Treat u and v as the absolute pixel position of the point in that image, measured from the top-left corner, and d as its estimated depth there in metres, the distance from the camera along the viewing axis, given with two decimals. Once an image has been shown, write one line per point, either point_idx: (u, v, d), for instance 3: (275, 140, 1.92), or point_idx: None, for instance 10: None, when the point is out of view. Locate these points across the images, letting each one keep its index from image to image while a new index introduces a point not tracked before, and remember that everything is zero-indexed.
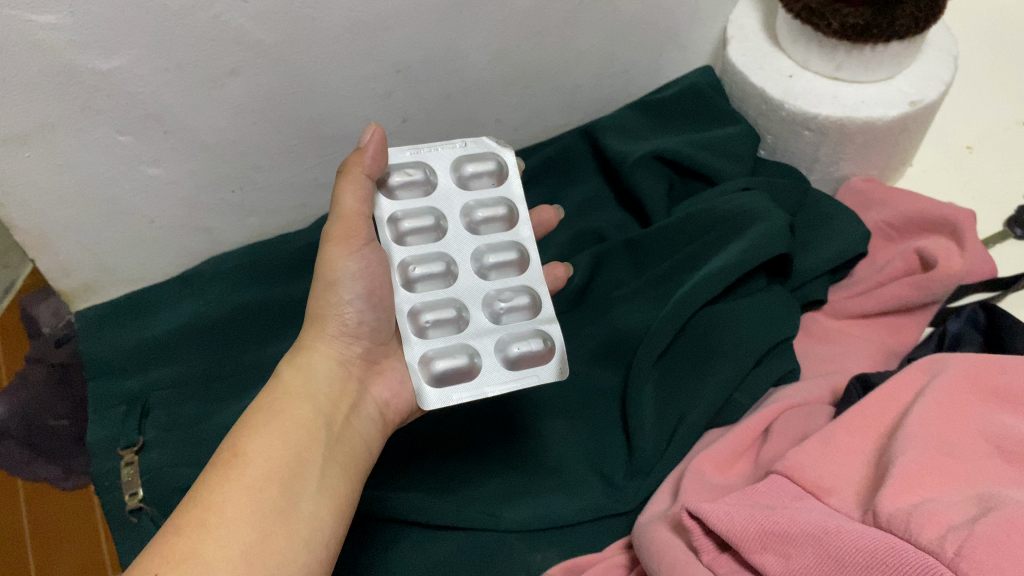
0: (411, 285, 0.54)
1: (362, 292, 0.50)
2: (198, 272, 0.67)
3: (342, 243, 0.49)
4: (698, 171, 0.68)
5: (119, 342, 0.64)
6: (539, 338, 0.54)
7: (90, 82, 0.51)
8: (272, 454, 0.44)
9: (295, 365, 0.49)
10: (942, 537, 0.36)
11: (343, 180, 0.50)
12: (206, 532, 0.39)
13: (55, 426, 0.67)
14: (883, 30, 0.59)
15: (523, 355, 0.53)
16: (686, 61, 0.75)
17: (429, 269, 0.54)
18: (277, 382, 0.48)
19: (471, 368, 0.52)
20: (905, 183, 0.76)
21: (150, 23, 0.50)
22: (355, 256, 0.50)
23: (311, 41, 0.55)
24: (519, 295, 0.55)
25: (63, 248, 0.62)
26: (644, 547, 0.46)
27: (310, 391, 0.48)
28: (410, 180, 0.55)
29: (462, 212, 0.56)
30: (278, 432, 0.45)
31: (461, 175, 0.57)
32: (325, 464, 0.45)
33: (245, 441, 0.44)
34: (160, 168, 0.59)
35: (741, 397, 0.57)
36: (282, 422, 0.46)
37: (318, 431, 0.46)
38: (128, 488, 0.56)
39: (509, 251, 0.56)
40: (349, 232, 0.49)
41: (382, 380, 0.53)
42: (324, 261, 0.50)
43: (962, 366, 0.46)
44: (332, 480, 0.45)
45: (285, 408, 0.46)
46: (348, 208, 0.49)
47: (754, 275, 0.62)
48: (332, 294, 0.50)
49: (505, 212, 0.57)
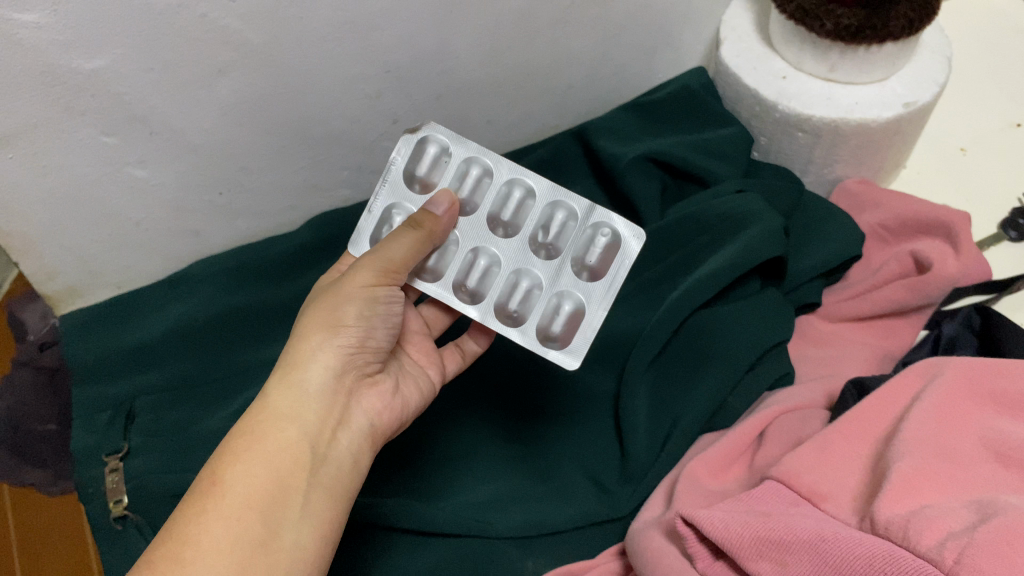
0: (474, 296, 0.55)
1: (381, 315, 0.50)
2: (187, 274, 0.66)
3: (380, 282, 0.50)
4: (690, 173, 0.67)
5: (105, 347, 0.63)
6: (601, 233, 0.54)
7: (74, 82, 0.50)
8: (252, 481, 0.42)
9: (286, 381, 0.46)
10: (942, 545, 0.35)
11: (403, 231, 0.50)
12: (181, 569, 0.38)
13: (42, 432, 0.66)
14: (877, 31, 0.59)
15: (603, 259, 0.54)
16: (679, 62, 0.74)
17: (477, 271, 0.55)
18: (263, 402, 0.46)
19: (577, 308, 0.53)
20: (899, 184, 0.76)
21: (135, 22, 0.49)
22: (380, 282, 0.49)
23: (298, 41, 0.55)
24: (552, 213, 0.54)
25: (47, 251, 0.61)
26: (639, 555, 0.45)
27: (300, 411, 0.46)
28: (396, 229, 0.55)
29: None
30: (259, 458, 0.43)
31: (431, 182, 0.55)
32: (310, 489, 0.44)
33: (224, 468, 0.42)
34: (146, 170, 0.58)
35: (735, 401, 0.57)
36: (266, 449, 0.44)
37: (303, 454, 0.44)
38: (112, 496, 0.55)
39: (511, 189, 0.55)
40: (387, 264, 0.50)
41: (373, 391, 0.51)
42: (350, 284, 0.49)
43: (959, 370, 0.45)
44: (317, 504, 0.44)
45: (270, 433, 0.44)
46: (399, 254, 0.50)
47: (748, 277, 0.61)
48: (349, 309, 0.48)
49: (478, 169, 0.55)
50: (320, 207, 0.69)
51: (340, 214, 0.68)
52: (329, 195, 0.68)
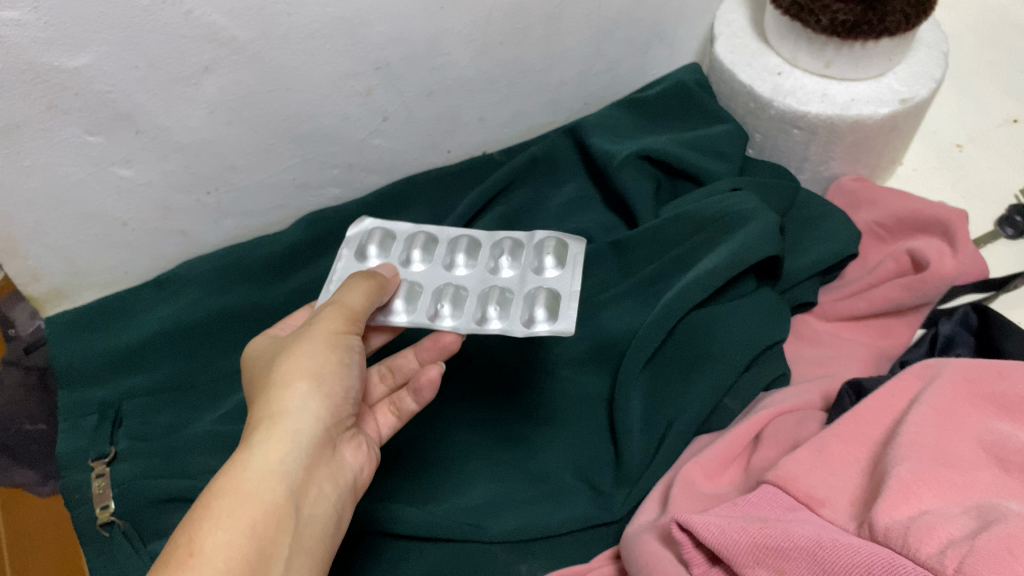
0: (528, 322, 0.52)
1: (359, 362, 0.48)
2: (174, 275, 0.65)
3: (345, 331, 0.47)
4: (685, 171, 0.66)
5: (91, 348, 0.62)
6: (503, 240, 0.58)
7: (56, 80, 0.49)
8: (234, 550, 0.36)
9: (270, 435, 0.42)
10: (942, 553, 0.34)
11: (352, 285, 0.50)
12: None
13: (31, 431, 0.63)
14: (873, 26, 0.58)
15: (556, 258, 0.56)
16: (672, 59, 0.73)
17: (498, 305, 0.54)
18: (248, 455, 0.41)
19: (553, 295, 0.53)
20: (894, 181, 0.75)
21: (118, 19, 0.48)
22: (352, 333, 0.48)
23: (286, 38, 0.54)
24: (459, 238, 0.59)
25: (32, 252, 0.60)
26: (633, 559, 0.44)
27: (287, 467, 0.41)
28: (448, 301, 0.55)
29: (450, 270, 0.57)
30: (241, 522, 0.38)
31: (392, 311, 0.54)
32: (292, 555, 0.39)
33: (202, 534, 0.36)
34: (132, 169, 0.57)
35: (730, 402, 0.56)
36: (249, 510, 0.38)
37: (286, 518, 0.39)
38: (99, 501, 0.54)
39: (458, 241, 0.59)
40: (351, 322, 0.48)
41: (351, 449, 0.47)
42: (319, 330, 0.47)
43: (958, 373, 0.44)
44: (297, 574, 0.39)
45: (254, 494, 0.39)
46: (358, 302, 0.49)
47: (743, 277, 0.60)
48: (340, 353, 0.46)
49: (417, 236, 0.59)
50: (310, 207, 0.68)
51: (330, 211, 0.67)
52: (319, 194, 0.67)
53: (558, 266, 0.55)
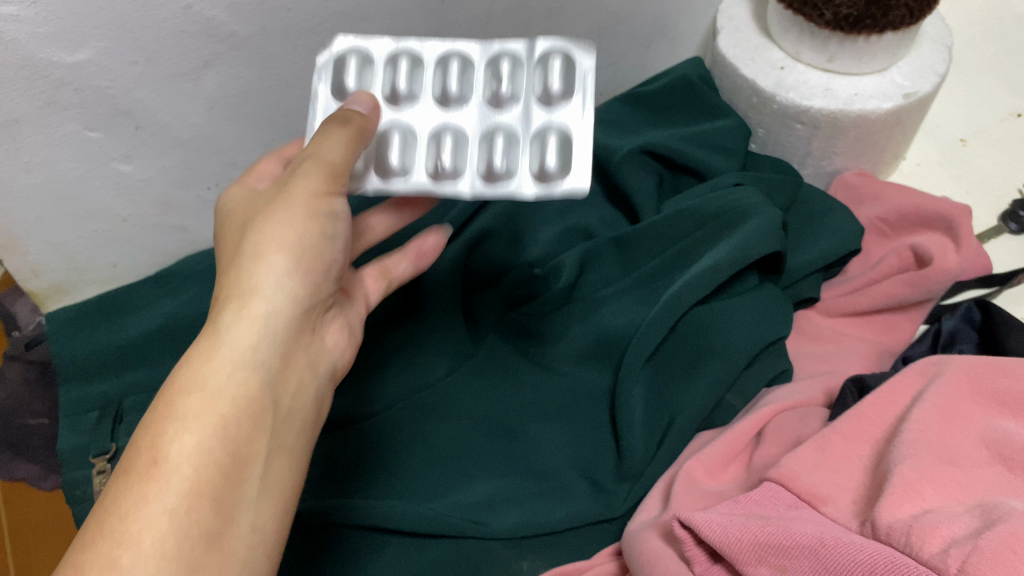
0: (540, 176, 0.47)
1: (343, 228, 0.43)
2: (174, 270, 0.65)
3: (325, 192, 0.42)
4: (687, 166, 0.66)
5: (92, 344, 0.62)
6: (505, 55, 0.48)
7: (55, 76, 0.49)
8: (206, 455, 0.34)
9: (239, 316, 0.39)
10: (945, 552, 0.34)
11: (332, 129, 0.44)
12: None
13: (33, 426, 0.62)
14: (877, 21, 0.58)
15: (564, 80, 0.48)
16: (674, 52, 0.73)
17: (502, 148, 0.48)
18: (216, 343, 0.38)
19: (564, 133, 0.47)
20: (898, 176, 0.75)
21: (117, 14, 0.48)
22: (338, 194, 0.43)
23: (287, 33, 0.53)
24: (450, 57, 0.49)
25: (32, 248, 0.60)
26: (634, 556, 0.44)
27: (258, 354, 0.38)
28: (443, 151, 0.48)
29: (444, 106, 0.49)
30: (214, 423, 0.35)
31: (390, 173, 0.48)
32: (270, 455, 0.37)
33: (168, 439, 0.34)
34: (132, 164, 0.57)
35: (732, 398, 0.56)
36: (220, 406, 0.36)
37: (261, 414, 0.37)
38: (101, 497, 0.54)
39: (448, 59, 0.49)
40: (334, 178, 0.43)
41: (330, 330, 0.46)
42: (298, 194, 0.42)
43: (961, 369, 0.44)
44: (275, 473, 0.37)
45: (223, 390, 0.36)
46: (337, 155, 0.43)
47: (745, 273, 0.59)
48: (320, 213, 0.42)
49: (399, 57, 0.49)
50: None
51: None
52: None
53: (566, 91, 0.48)
